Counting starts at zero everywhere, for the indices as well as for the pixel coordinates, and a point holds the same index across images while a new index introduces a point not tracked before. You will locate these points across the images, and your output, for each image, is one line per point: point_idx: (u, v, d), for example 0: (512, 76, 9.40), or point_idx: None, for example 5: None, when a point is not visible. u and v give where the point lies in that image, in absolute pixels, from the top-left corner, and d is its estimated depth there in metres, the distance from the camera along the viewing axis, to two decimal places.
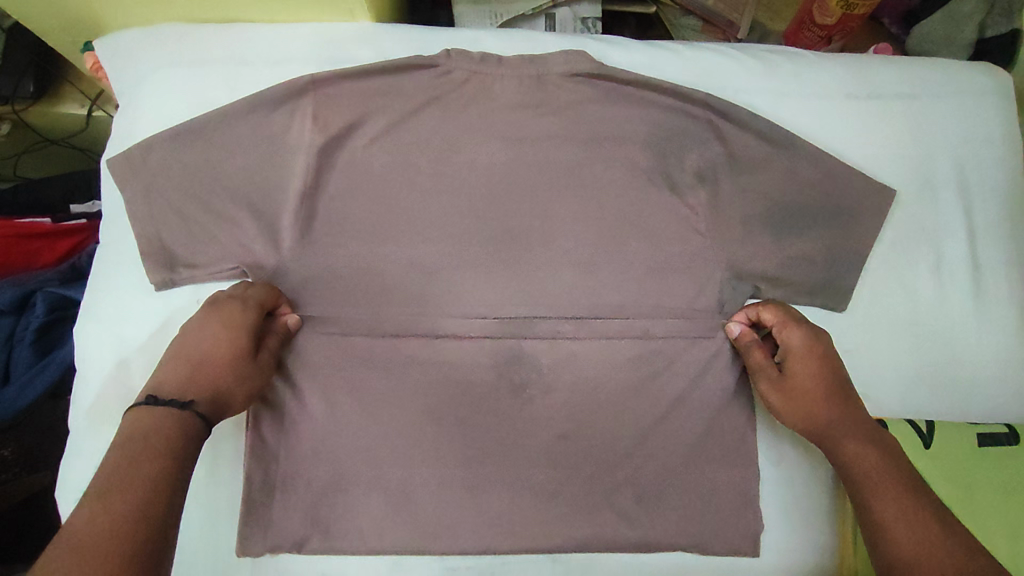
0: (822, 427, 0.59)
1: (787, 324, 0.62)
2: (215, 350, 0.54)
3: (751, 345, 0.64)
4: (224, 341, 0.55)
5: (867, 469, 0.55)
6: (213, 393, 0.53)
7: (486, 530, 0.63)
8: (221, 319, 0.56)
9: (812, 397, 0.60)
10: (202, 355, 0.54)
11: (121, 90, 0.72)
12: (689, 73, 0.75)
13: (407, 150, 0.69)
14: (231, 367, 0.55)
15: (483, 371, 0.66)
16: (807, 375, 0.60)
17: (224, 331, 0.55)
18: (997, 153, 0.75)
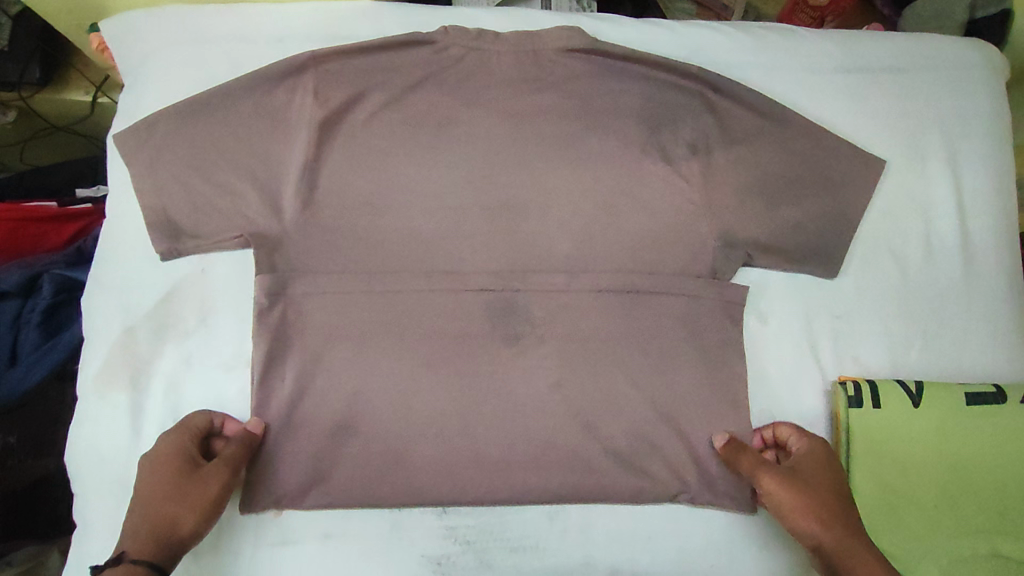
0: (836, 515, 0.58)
1: (814, 440, 0.65)
2: (152, 494, 0.57)
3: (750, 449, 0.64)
4: (163, 489, 0.57)
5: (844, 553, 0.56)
6: (158, 509, 0.56)
7: (486, 487, 0.65)
8: (156, 467, 0.59)
9: (825, 481, 0.61)
10: (152, 495, 0.57)
11: (127, 69, 0.74)
12: (682, 49, 0.77)
13: (406, 124, 0.70)
14: (176, 489, 0.57)
15: (482, 337, 0.68)
16: (826, 473, 0.62)
17: (168, 455, 0.59)
18: (985, 124, 0.77)
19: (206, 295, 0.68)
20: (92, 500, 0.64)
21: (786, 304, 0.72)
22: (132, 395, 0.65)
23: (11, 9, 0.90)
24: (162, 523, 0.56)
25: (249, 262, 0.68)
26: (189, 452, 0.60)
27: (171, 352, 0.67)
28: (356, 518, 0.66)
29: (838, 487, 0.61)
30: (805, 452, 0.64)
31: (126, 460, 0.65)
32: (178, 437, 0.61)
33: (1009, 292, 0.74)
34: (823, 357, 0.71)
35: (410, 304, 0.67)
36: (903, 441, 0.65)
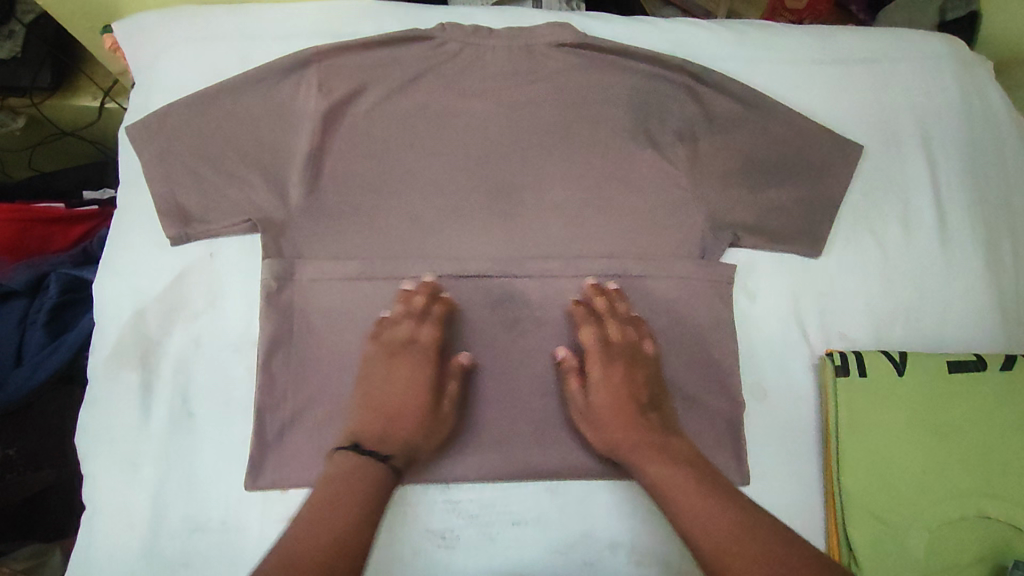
0: (623, 417, 0.63)
1: (614, 347, 0.66)
2: (398, 404, 0.63)
3: (585, 322, 0.67)
4: (396, 389, 0.63)
5: (664, 485, 0.57)
6: (377, 416, 0.62)
7: (486, 459, 0.67)
8: (411, 376, 0.64)
9: (626, 381, 0.64)
10: (401, 400, 0.63)
11: (138, 67, 0.77)
12: (667, 44, 0.81)
13: (406, 115, 0.73)
14: (377, 374, 0.64)
15: (481, 315, 0.70)
16: (610, 385, 0.64)
17: (388, 371, 0.64)
18: (956, 111, 0.81)
19: (214, 278, 0.70)
20: (101, 479, 0.65)
21: (774, 282, 0.75)
22: (143, 375, 0.67)
23: (25, 18, 0.95)
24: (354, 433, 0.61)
25: (255, 246, 0.71)
26: (432, 372, 0.65)
27: (182, 334, 0.69)
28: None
29: (631, 390, 0.64)
30: (600, 373, 0.65)
31: (136, 437, 0.66)
32: (428, 335, 0.66)
33: (985, 268, 0.77)
34: (810, 332, 0.74)
35: (409, 283, 0.70)
36: (889, 409, 0.67)
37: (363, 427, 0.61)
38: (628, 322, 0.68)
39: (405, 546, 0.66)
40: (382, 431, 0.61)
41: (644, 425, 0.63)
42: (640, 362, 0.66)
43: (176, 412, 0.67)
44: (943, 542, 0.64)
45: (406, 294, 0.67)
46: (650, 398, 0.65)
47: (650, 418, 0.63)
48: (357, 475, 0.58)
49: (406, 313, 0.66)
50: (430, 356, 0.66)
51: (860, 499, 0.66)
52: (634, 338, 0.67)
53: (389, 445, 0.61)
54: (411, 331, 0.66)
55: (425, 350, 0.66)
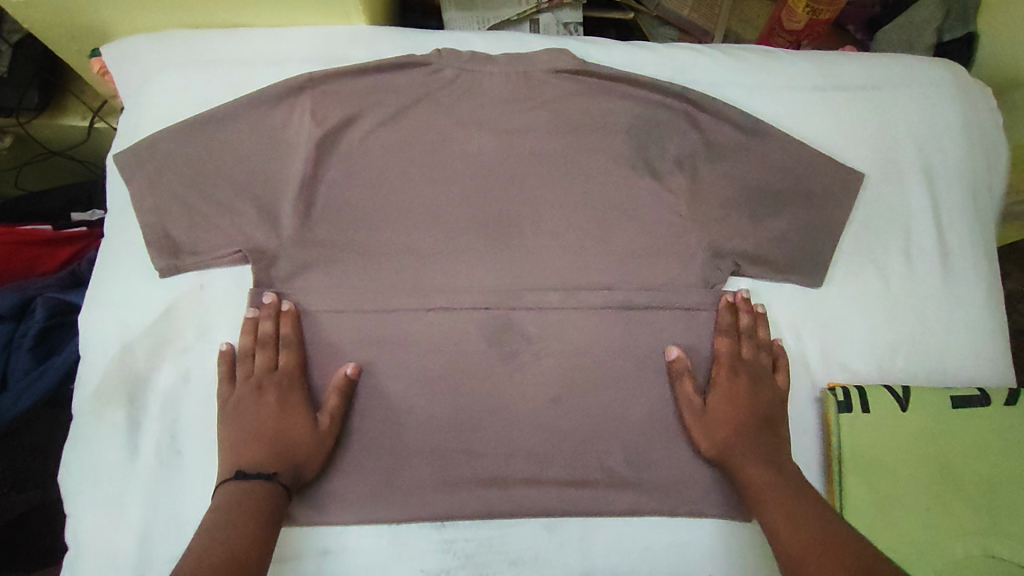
0: (741, 429, 0.66)
1: (744, 362, 0.69)
2: (264, 424, 0.63)
3: (721, 331, 0.70)
4: (249, 419, 0.63)
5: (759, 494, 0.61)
6: (254, 434, 0.62)
7: (483, 496, 0.66)
8: (282, 401, 0.64)
9: (750, 400, 0.67)
10: (273, 425, 0.63)
11: (127, 92, 0.75)
12: (666, 69, 0.80)
13: (401, 143, 0.72)
14: (246, 408, 0.64)
15: (478, 347, 0.69)
16: (734, 396, 0.67)
17: (270, 403, 0.64)
18: (957, 138, 0.80)
19: (204, 310, 0.68)
20: (87, 520, 0.63)
21: (775, 312, 0.74)
22: (130, 412, 0.65)
23: (11, 37, 0.89)
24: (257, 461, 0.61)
25: (247, 277, 0.69)
26: (302, 394, 0.65)
27: (171, 368, 0.67)
28: (353, 534, 0.65)
29: (750, 407, 0.67)
30: (724, 378, 0.68)
31: (122, 477, 0.64)
32: (286, 361, 0.66)
33: (988, 298, 0.76)
34: (812, 364, 0.73)
35: (403, 314, 0.69)
36: (892, 445, 0.66)
37: (247, 456, 0.61)
38: (762, 347, 0.71)
39: None
40: (270, 455, 0.61)
41: (760, 438, 0.65)
42: (764, 383, 0.69)
43: (164, 450, 0.65)
44: None
45: (254, 320, 0.66)
46: (768, 418, 0.67)
47: (767, 435, 0.66)
48: (254, 500, 0.58)
49: (258, 343, 0.66)
50: (293, 382, 0.66)
51: (865, 538, 0.65)
52: (766, 364, 0.70)
53: (275, 463, 0.61)
54: (267, 361, 0.66)
55: (286, 377, 0.66)
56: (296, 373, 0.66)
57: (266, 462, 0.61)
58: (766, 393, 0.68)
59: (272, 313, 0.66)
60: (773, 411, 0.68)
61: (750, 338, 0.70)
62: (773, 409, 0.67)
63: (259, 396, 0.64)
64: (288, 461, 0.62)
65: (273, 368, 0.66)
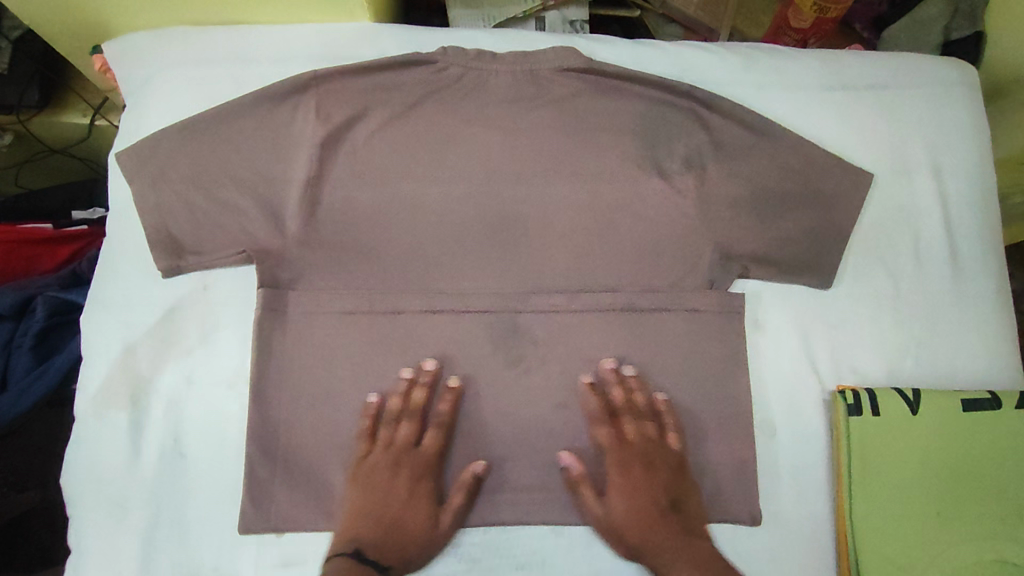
0: (644, 520, 0.63)
1: (632, 448, 0.66)
2: (391, 502, 0.62)
3: (596, 421, 0.67)
4: (406, 493, 0.63)
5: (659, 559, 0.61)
6: (387, 512, 0.62)
7: (489, 499, 0.66)
8: (413, 487, 0.64)
9: (647, 485, 0.65)
10: (388, 502, 0.62)
11: (129, 89, 0.75)
12: (674, 68, 0.79)
13: (407, 142, 0.71)
14: (380, 482, 0.63)
15: (483, 348, 0.68)
16: (626, 485, 0.65)
17: (388, 481, 0.63)
18: (967, 139, 0.80)
19: (207, 311, 0.68)
20: (88, 521, 0.62)
21: (783, 314, 0.73)
22: (132, 413, 0.65)
23: (12, 34, 0.90)
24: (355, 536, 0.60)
25: (250, 277, 0.68)
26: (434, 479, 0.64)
27: (172, 369, 0.66)
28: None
29: (651, 493, 0.64)
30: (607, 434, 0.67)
31: (124, 479, 0.63)
32: (430, 441, 0.65)
33: (996, 299, 0.75)
34: (820, 366, 0.72)
35: (407, 315, 0.68)
36: (901, 449, 0.65)
37: (364, 533, 0.60)
38: (645, 416, 0.68)
39: None
40: (391, 542, 0.61)
41: (666, 528, 0.63)
42: (659, 465, 0.66)
43: (167, 452, 0.64)
44: None
45: (408, 383, 0.66)
46: (672, 498, 0.64)
47: (674, 520, 0.63)
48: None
49: (405, 411, 0.65)
50: (429, 462, 0.65)
51: (873, 542, 0.64)
52: (653, 437, 0.67)
53: (390, 555, 0.60)
54: (410, 434, 0.65)
55: (424, 455, 0.65)
56: (436, 458, 0.65)
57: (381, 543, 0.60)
58: (677, 461, 0.66)
59: (415, 380, 0.66)
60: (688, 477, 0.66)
61: (627, 415, 0.67)
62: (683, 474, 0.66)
63: (371, 469, 0.64)
64: (401, 546, 0.61)
65: (414, 442, 0.65)
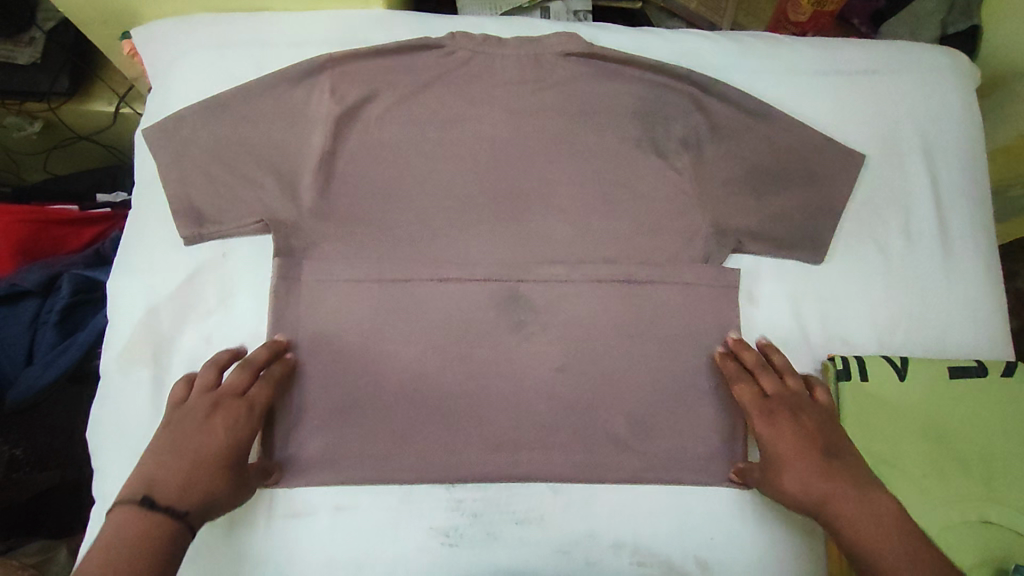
0: (805, 465, 0.62)
1: (797, 399, 0.66)
2: (201, 437, 0.60)
3: (737, 378, 0.68)
4: (197, 424, 0.60)
5: (830, 497, 0.60)
6: (180, 441, 0.59)
7: (491, 457, 0.69)
8: (234, 442, 0.61)
9: (818, 429, 0.64)
10: (193, 432, 0.60)
11: (156, 72, 0.79)
12: (672, 54, 0.83)
13: (416, 121, 0.75)
14: (190, 422, 0.60)
15: (486, 315, 0.72)
16: (786, 432, 0.64)
17: (204, 421, 0.60)
18: (958, 122, 0.82)
19: (225, 277, 0.71)
20: (110, 474, 0.66)
21: (778, 288, 0.76)
22: (155, 372, 0.68)
23: (45, 25, 0.97)
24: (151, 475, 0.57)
25: (268, 247, 0.72)
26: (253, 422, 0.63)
27: (193, 332, 0.70)
28: (366, 492, 0.68)
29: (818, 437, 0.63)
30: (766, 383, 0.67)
31: (146, 434, 0.67)
32: (259, 394, 0.64)
33: (986, 277, 0.78)
34: (813, 338, 0.74)
35: (415, 282, 0.71)
36: (889, 413, 0.68)
37: (169, 473, 0.57)
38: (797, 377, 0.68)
39: (411, 543, 0.67)
40: (180, 475, 0.57)
41: (826, 466, 0.61)
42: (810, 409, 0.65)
43: None
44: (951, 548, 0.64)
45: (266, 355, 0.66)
46: (824, 445, 0.63)
47: (826, 459, 0.62)
48: (145, 524, 0.54)
49: (264, 379, 0.65)
50: (253, 415, 0.63)
51: None
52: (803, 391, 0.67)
53: (188, 499, 0.57)
54: (238, 386, 0.63)
55: (248, 408, 0.63)
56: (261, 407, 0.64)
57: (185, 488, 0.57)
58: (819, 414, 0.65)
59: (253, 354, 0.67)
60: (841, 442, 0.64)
61: (790, 375, 0.68)
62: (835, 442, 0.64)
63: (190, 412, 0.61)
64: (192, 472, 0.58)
65: (242, 393, 0.64)
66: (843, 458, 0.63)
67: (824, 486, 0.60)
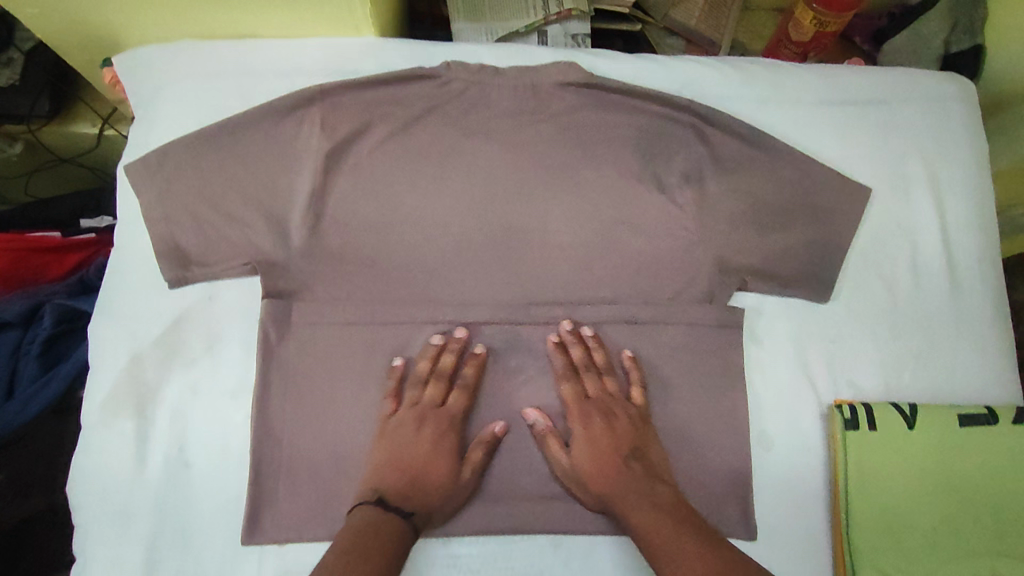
0: (604, 470, 0.64)
1: (589, 400, 0.68)
2: (420, 450, 0.64)
3: (562, 377, 0.69)
4: (430, 442, 0.65)
5: (615, 497, 0.63)
6: (402, 457, 0.64)
7: (487, 506, 0.67)
8: (438, 442, 0.65)
9: (607, 432, 0.66)
10: (402, 447, 0.64)
11: (138, 103, 0.76)
12: (674, 83, 0.80)
13: (408, 155, 0.72)
14: (407, 436, 0.65)
15: (482, 357, 0.69)
16: (593, 436, 0.66)
17: (416, 433, 0.65)
18: (966, 154, 0.80)
19: (212, 322, 0.69)
20: (94, 531, 0.64)
21: (783, 328, 0.74)
22: (139, 423, 0.66)
23: (24, 45, 0.92)
24: (381, 477, 0.63)
25: (256, 289, 0.69)
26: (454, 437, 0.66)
27: (179, 380, 0.67)
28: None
29: (612, 442, 0.66)
30: (568, 387, 0.68)
31: (132, 489, 0.65)
32: (455, 400, 0.67)
33: (994, 315, 0.76)
34: (819, 380, 0.72)
35: (409, 324, 0.69)
36: (898, 461, 0.66)
37: (384, 484, 0.62)
38: (606, 373, 0.69)
39: None
40: (405, 485, 0.62)
41: (625, 471, 0.64)
42: (617, 413, 0.67)
43: (173, 460, 0.65)
44: None
45: (437, 349, 0.68)
46: (633, 447, 0.66)
47: (637, 467, 0.64)
48: (387, 525, 0.59)
49: (434, 374, 0.67)
50: (453, 422, 0.67)
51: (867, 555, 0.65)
52: (613, 389, 0.69)
53: (412, 501, 0.62)
54: (438, 396, 0.67)
55: (444, 417, 0.67)
56: (457, 416, 0.67)
57: (399, 491, 0.62)
58: (624, 420, 0.67)
59: (446, 346, 0.69)
60: (637, 448, 0.66)
61: (609, 374, 0.69)
62: (635, 448, 0.66)
63: (398, 425, 0.66)
64: (416, 489, 0.63)
65: (440, 403, 0.67)
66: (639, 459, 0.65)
67: (626, 487, 0.63)
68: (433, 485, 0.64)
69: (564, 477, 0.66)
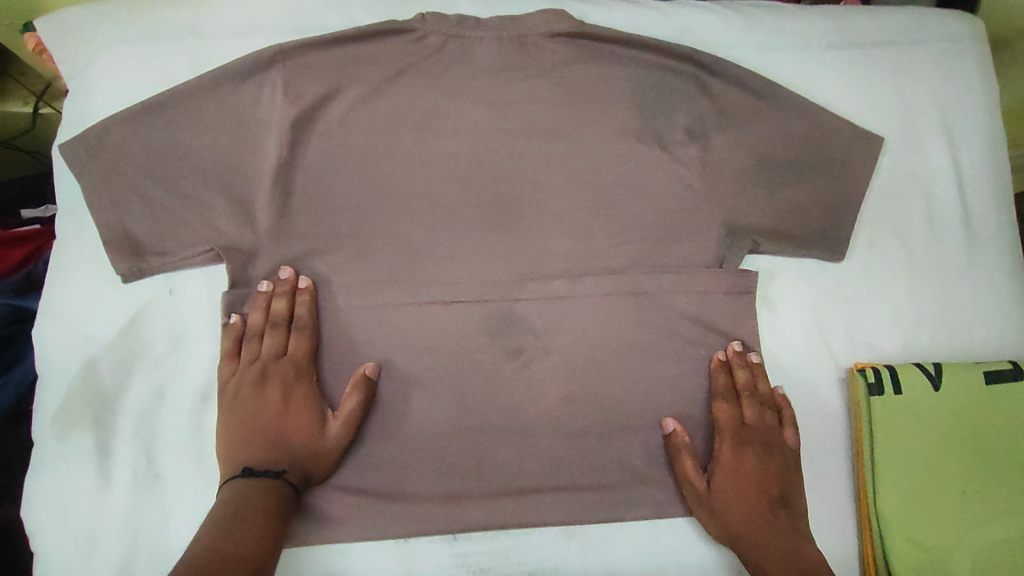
0: (747, 509, 0.60)
1: (750, 429, 0.63)
2: (260, 414, 0.58)
3: (721, 397, 0.64)
4: (241, 404, 0.59)
5: (752, 534, 0.58)
6: (265, 422, 0.58)
7: (494, 499, 0.62)
8: (287, 397, 0.59)
9: (757, 475, 0.61)
10: (265, 406, 0.58)
11: (71, 74, 0.67)
12: (671, 30, 0.74)
13: (384, 121, 0.65)
14: (245, 401, 0.59)
15: (478, 340, 0.64)
16: (740, 476, 0.61)
17: (260, 394, 0.59)
18: (978, 98, 0.75)
19: (174, 318, 0.62)
20: (55, 557, 0.57)
21: (796, 291, 0.69)
22: (99, 435, 0.59)
23: None
24: (237, 446, 0.57)
25: (222, 279, 0.63)
26: (310, 386, 0.60)
27: (141, 385, 0.61)
28: (335, 555, 0.61)
29: (762, 481, 0.61)
30: (749, 411, 0.64)
31: (96, 509, 0.58)
32: (296, 346, 0.61)
33: (1012, 267, 0.72)
34: (836, 344, 0.69)
35: (392, 307, 0.63)
36: (925, 423, 0.63)
37: (250, 451, 0.57)
38: (767, 405, 0.65)
39: None
40: (268, 451, 0.57)
41: (773, 516, 0.59)
42: (775, 450, 0.63)
43: (141, 474, 0.59)
44: (995, 567, 0.60)
45: (267, 296, 0.61)
46: (782, 490, 0.61)
47: (784, 514, 0.60)
48: (257, 494, 0.53)
49: (269, 323, 0.61)
50: (302, 370, 0.61)
51: (897, 522, 0.62)
52: (770, 423, 0.64)
53: (282, 460, 0.57)
54: (278, 346, 0.61)
55: (296, 367, 0.60)
56: (308, 362, 0.61)
57: (262, 457, 0.56)
58: (776, 456, 0.62)
59: (273, 292, 0.61)
60: (788, 492, 0.61)
61: (750, 403, 0.64)
62: (784, 489, 0.61)
63: (238, 389, 0.59)
64: (281, 453, 0.57)
65: (282, 353, 0.61)
66: (791, 505, 0.61)
67: (762, 536, 0.58)
68: (303, 443, 0.58)
69: (701, 510, 0.61)
